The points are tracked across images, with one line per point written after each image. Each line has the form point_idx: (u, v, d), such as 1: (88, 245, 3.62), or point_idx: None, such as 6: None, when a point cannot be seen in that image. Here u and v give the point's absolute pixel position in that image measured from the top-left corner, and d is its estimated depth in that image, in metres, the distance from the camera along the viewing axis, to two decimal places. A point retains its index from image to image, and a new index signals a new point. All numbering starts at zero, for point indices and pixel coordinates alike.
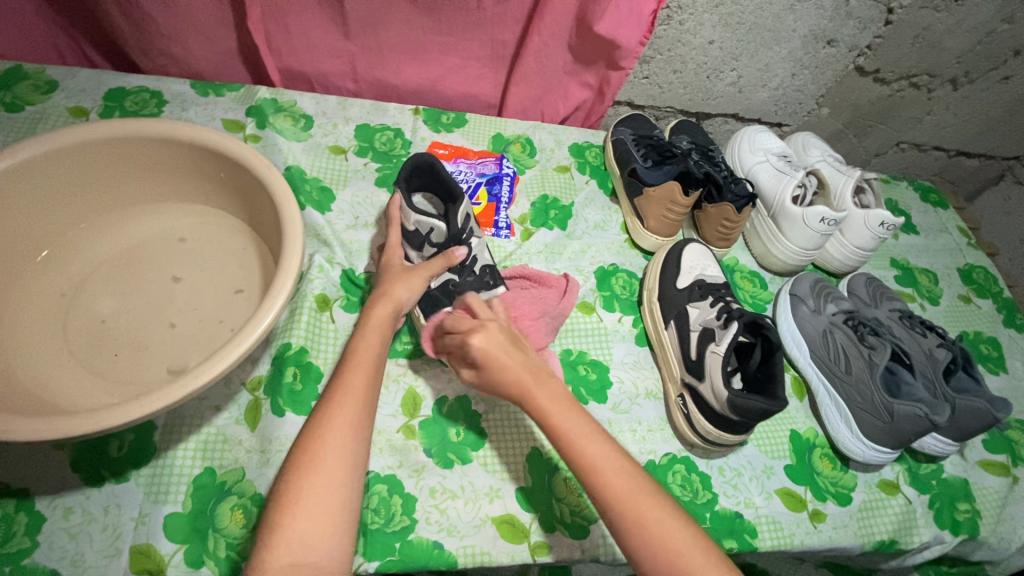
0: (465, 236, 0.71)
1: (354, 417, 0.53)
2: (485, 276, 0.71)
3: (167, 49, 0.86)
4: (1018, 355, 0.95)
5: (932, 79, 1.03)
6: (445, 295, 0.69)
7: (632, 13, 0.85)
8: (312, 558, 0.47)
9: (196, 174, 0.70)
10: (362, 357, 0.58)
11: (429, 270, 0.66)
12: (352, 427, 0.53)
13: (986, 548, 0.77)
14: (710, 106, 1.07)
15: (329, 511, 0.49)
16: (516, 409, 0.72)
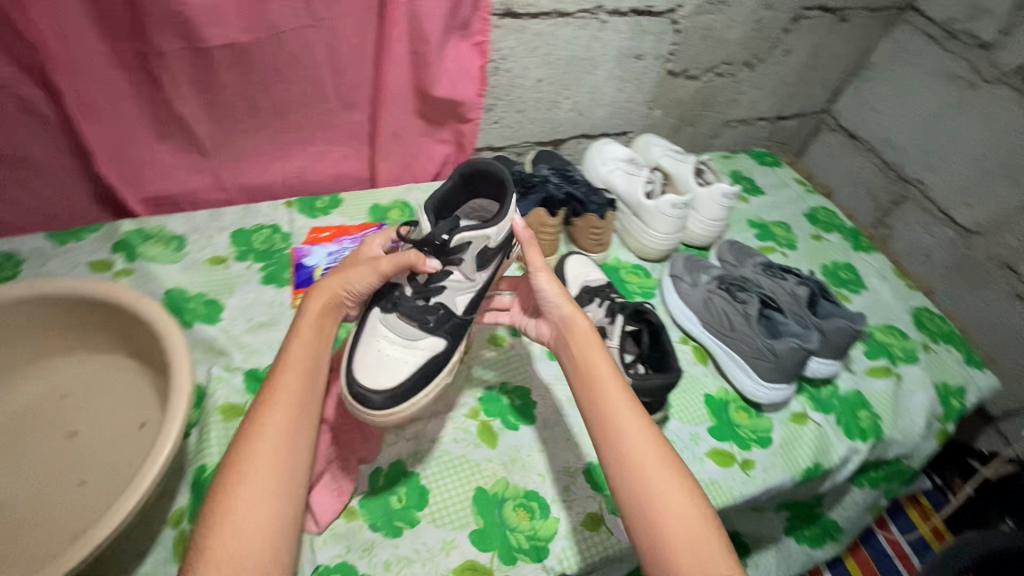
0: (454, 257, 0.65)
1: (291, 418, 0.49)
2: (427, 313, 0.65)
3: (13, 208, 0.84)
4: (871, 271, 1.10)
5: (732, 66, 1.21)
6: (386, 298, 0.66)
7: (464, 71, 0.95)
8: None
9: (68, 325, 0.68)
10: (298, 356, 0.54)
11: (383, 267, 0.62)
12: (289, 425, 0.49)
13: (895, 443, 0.87)
14: (560, 132, 1.19)
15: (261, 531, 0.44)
16: (454, 456, 0.74)
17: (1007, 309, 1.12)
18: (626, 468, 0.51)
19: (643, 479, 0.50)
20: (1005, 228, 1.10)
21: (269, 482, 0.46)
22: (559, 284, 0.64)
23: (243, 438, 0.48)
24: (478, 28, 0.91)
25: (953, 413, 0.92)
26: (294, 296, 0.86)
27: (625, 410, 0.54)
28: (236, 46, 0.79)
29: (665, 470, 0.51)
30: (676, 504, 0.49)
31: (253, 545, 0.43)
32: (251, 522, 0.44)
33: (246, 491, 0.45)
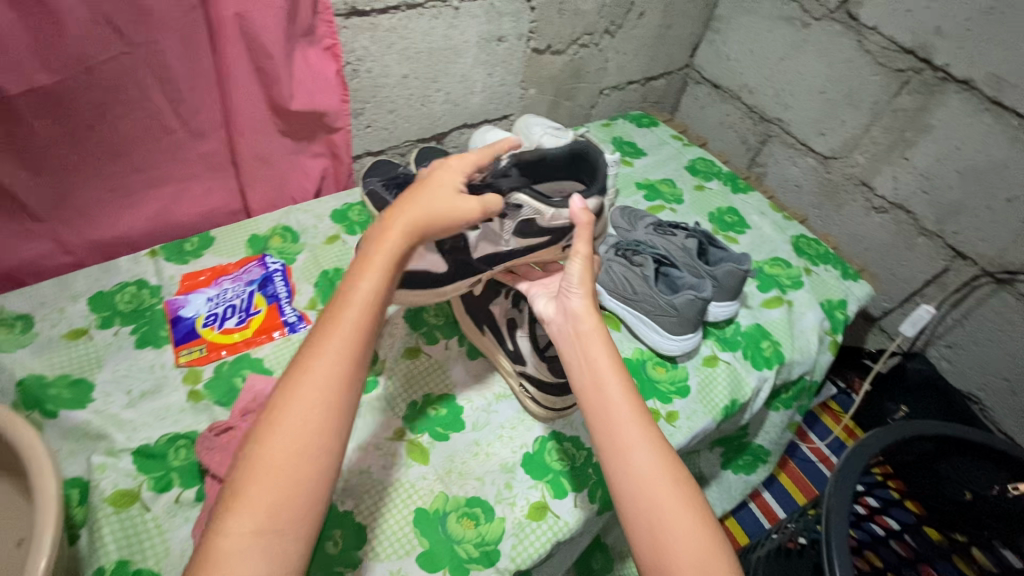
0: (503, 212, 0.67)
1: (346, 350, 0.46)
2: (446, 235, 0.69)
3: None
4: (752, 210, 1.18)
5: (593, 36, 1.23)
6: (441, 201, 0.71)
7: (319, 80, 0.89)
8: (280, 520, 0.40)
9: None
10: (375, 265, 0.50)
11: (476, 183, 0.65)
12: (343, 358, 0.46)
13: (797, 364, 0.95)
14: (440, 126, 1.16)
15: (303, 470, 0.42)
16: (387, 483, 0.70)
17: (869, 222, 1.25)
18: (624, 469, 0.49)
19: (646, 484, 0.48)
20: (854, 150, 1.22)
21: (315, 418, 0.43)
22: (588, 282, 0.59)
23: (301, 359, 0.46)
24: (324, 32, 0.86)
25: (840, 325, 1.02)
26: (176, 355, 0.78)
27: (624, 403, 0.51)
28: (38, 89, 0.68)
29: (666, 481, 0.48)
30: (678, 519, 0.46)
31: (284, 491, 0.41)
32: (290, 463, 0.42)
33: (291, 428, 0.43)
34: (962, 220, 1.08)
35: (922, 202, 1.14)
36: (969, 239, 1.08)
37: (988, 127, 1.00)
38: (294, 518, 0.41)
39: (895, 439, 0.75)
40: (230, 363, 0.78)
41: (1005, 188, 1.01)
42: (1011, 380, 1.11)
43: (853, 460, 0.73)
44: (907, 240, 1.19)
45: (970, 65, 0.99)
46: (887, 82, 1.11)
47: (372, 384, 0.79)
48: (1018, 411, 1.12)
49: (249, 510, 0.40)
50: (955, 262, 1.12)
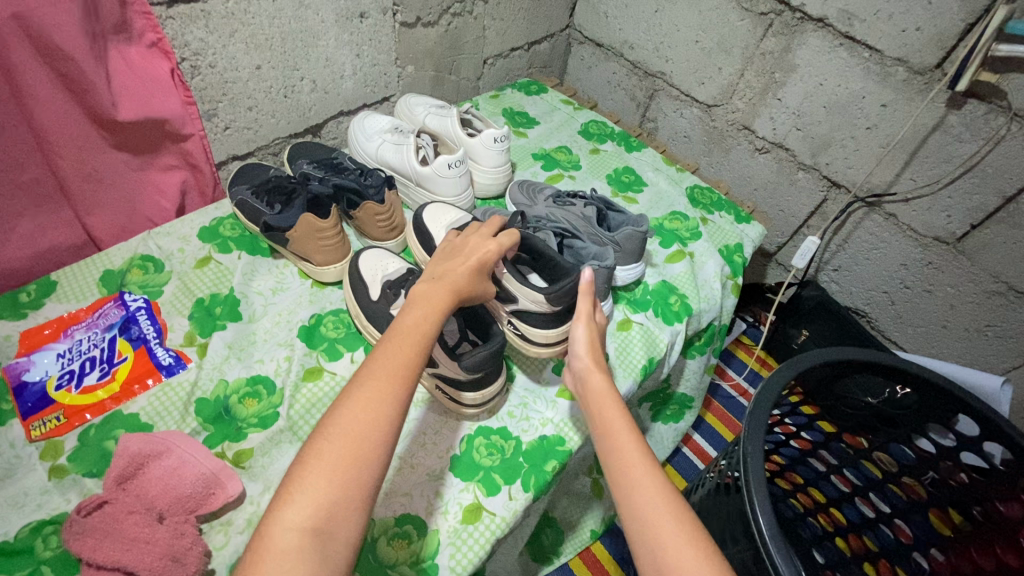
0: None
1: (408, 363, 0.50)
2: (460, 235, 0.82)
3: None
4: (647, 166, 1.19)
5: (465, 3, 1.16)
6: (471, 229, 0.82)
7: (148, 83, 0.77)
8: (335, 510, 0.42)
9: None
10: (434, 300, 0.57)
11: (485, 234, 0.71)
12: (405, 370, 0.49)
13: (704, 312, 0.98)
14: (313, 118, 1.06)
15: (358, 464, 0.44)
16: None
17: (754, 163, 1.31)
18: (625, 489, 0.51)
19: (648, 500, 0.50)
20: (733, 96, 1.25)
21: (377, 420, 0.46)
22: (590, 340, 0.66)
23: (367, 364, 0.50)
24: (143, 27, 0.74)
25: (739, 268, 1.06)
26: (26, 430, 0.65)
27: (628, 442, 0.55)
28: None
29: (663, 502, 0.50)
30: (672, 530, 0.48)
31: (347, 487, 0.43)
32: (350, 461, 0.44)
33: (352, 423, 0.45)
34: (833, 152, 1.15)
35: (798, 139, 1.20)
36: (840, 169, 1.16)
37: (846, 61, 1.05)
38: (347, 514, 0.42)
39: (797, 371, 0.78)
40: (96, 427, 0.67)
41: (864, 118, 1.08)
42: (888, 292, 1.23)
43: (763, 399, 0.75)
44: (789, 176, 1.26)
45: (823, 3, 1.03)
46: (753, 26, 1.14)
47: (272, 418, 0.71)
48: (896, 318, 1.24)
49: (309, 501, 0.42)
50: (832, 192, 1.20)
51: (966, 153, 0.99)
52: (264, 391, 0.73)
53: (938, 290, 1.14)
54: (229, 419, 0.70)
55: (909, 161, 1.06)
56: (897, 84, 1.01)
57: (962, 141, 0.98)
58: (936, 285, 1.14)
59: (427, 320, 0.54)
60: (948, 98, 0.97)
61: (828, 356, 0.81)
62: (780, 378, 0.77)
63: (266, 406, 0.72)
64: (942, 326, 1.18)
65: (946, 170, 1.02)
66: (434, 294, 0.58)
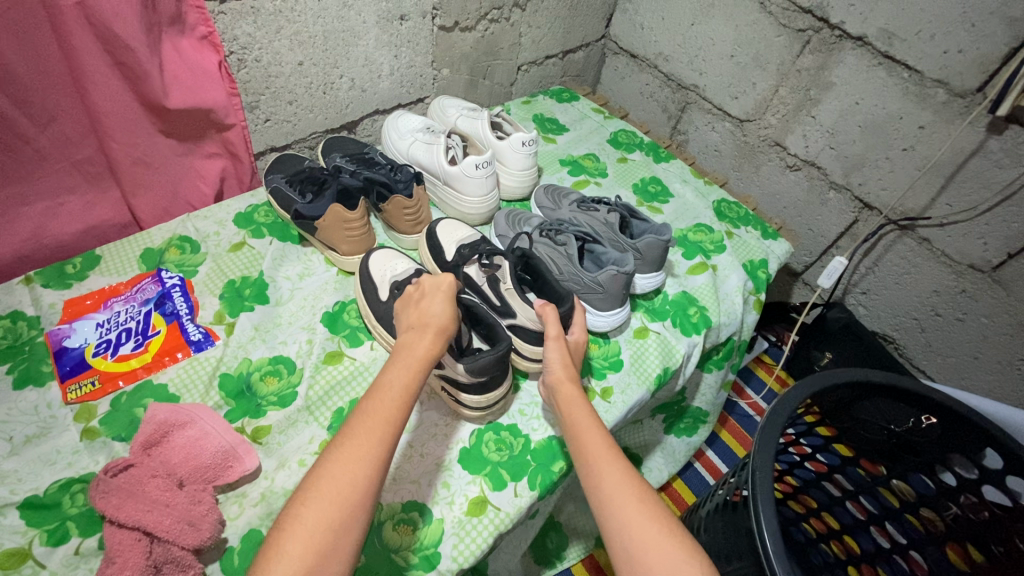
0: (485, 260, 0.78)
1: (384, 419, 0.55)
2: (464, 251, 0.81)
3: None
4: (674, 177, 1.19)
5: (503, 10, 1.18)
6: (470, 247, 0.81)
7: (197, 73, 0.81)
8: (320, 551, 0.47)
9: None
10: (411, 355, 0.61)
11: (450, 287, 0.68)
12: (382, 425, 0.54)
13: (724, 326, 0.97)
14: (349, 114, 1.10)
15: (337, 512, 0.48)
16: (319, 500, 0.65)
17: (785, 180, 1.29)
18: (603, 506, 0.55)
19: (622, 514, 0.53)
20: (766, 111, 1.24)
21: (353, 482, 0.50)
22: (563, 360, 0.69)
23: (348, 427, 0.54)
24: (196, 20, 0.78)
25: (763, 283, 1.05)
26: (63, 392, 0.69)
27: (610, 460, 0.58)
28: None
29: (636, 503, 0.54)
30: (648, 539, 0.51)
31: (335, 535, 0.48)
32: (331, 519, 0.48)
33: (333, 481, 0.50)
34: (866, 172, 1.13)
35: (830, 158, 1.18)
36: (873, 190, 1.14)
37: (883, 81, 1.04)
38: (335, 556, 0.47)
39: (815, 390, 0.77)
40: (128, 394, 0.70)
41: (900, 139, 1.06)
42: (918, 318, 1.19)
43: (775, 415, 0.74)
44: (820, 194, 1.24)
45: (863, 21, 1.02)
46: (790, 42, 1.14)
47: (291, 397, 0.74)
48: (925, 346, 1.21)
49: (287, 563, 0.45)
50: (864, 213, 1.18)
51: (1006, 179, 0.96)
52: (285, 370, 0.76)
53: (971, 320, 1.11)
54: (250, 396, 0.73)
55: (945, 186, 1.04)
56: (937, 106, 0.99)
57: (1003, 167, 0.95)
58: (969, 314, 1.10)
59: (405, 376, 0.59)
60: (989, 122, 0.94)
61: (849, 377, 0.79)
62: (796, 393, 0.76)
63: (286, 385, 0.74)
64: (974, 357, 1.14)
65: (984, 196, 0.99)
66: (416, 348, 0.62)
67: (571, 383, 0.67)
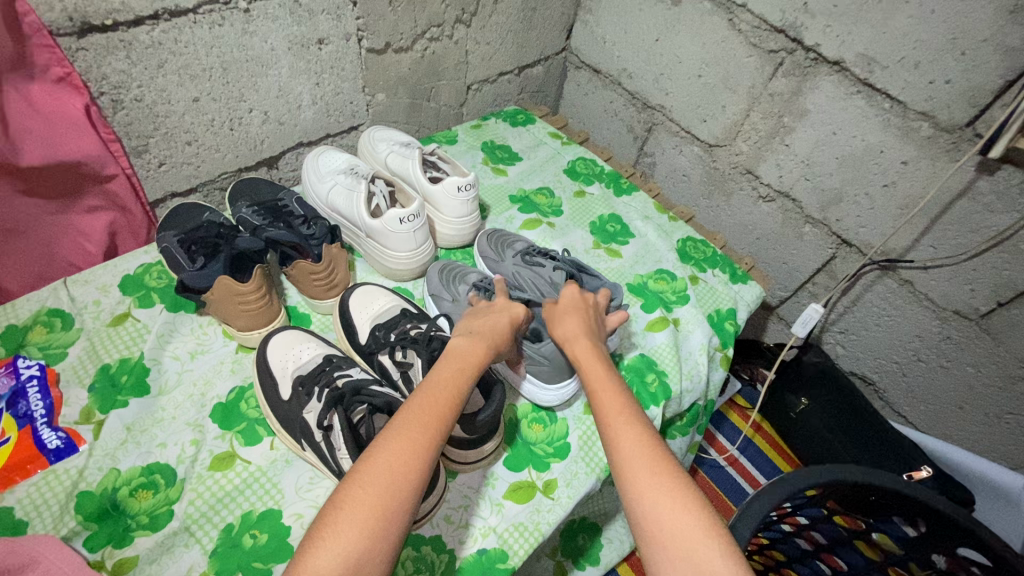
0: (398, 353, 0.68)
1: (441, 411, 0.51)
2: (376, 335, 0.71)
3: None
4: (635, 214, 1.08)
5: (443, 27, 1.05)
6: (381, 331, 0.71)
7: (56, 122, 0.68)
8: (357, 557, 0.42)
9: None
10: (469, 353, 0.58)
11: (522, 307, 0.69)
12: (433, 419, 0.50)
13: (687, 392, 0.87)
14: (266, 150, 0.96)
15: (378, 510, 0.44)
16: None
17: (757, 212, 1.19)
18: (633, 478, 0.50)
19: (654, 494, 0.49)
20: (736, 137, 1.14)
21: (404, 467, 0.47)
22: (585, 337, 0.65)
23: (405, 411, 0.51)
24: (47, 61, 0.64)
25: (730, 337, 0.95)
26: None
27: (640, 434, 0.53)
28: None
29: (669, 486, 0.49)
30: (677, 521, 0.47)
31: (375, 535, 0.43)
32: (384, 503, 0.44)
33: (381, 471, 0.46)
34: (844, 208, 1.04)
35: (806, 190, 1.08)
36: (851, 227, 1.04)
37: (862, 111, 0.93)
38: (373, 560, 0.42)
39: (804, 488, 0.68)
40: None
41: (881, 174, 0.96)
42: (899, 362, 1.11)
43: (747, 515, 0.66)
44: (795, 227, 1.14)
45: (841, 45, 0.91)
46: (761, 64, 1.02)
47: (165, 517, 0.61)
48: (907, 392, 1.12)
49: (333, 547, 0.42)
50: (842, 249, 1.09)
51: (996, 225, 0.87)
52: (162, 482, 0.64)
53: (956, 368, 1.02)
54: (117, 516, 0.61)
55: (929, 227, 0.94)
56: (921, 141, 0.89)
57: (993, 211, 0.86)
58: (953, 362, 1.02)
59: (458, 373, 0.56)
60: (979, 161, 0.85)
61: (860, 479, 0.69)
62: (774, 492, 0.67)
63: (162, 501, 0.62)
64: (958, 407, 1.05)
65: (973, 241, 0.90)
66: (472, 349, 0.59)
67: (587, 347, 0.64)
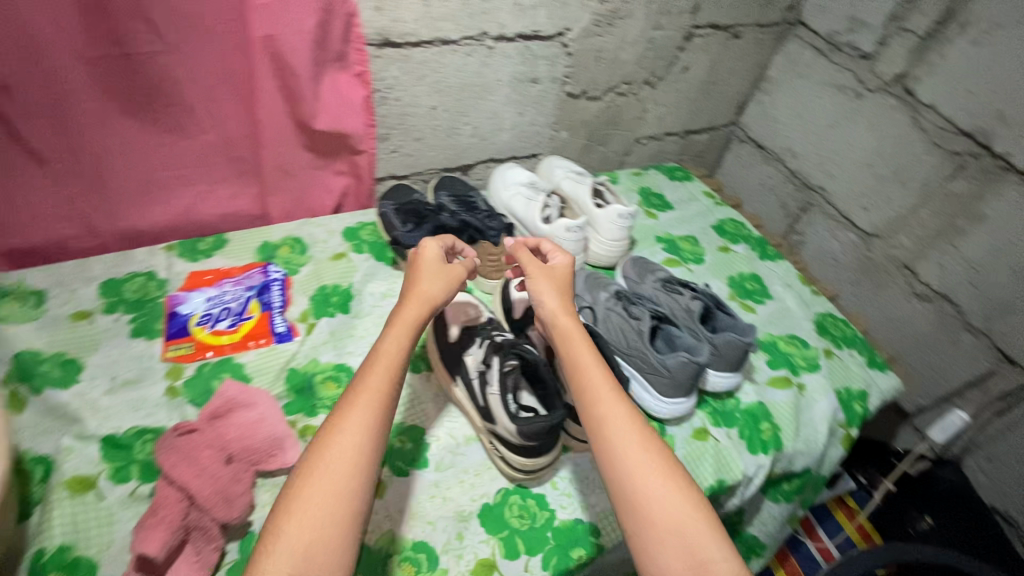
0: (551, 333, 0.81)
1: (371, 415, 0.54)
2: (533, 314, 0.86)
3: None
4: (777, 280, 1.11)
5: (632, 86, 1.22)
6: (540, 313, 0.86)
7: (345, 103, 0.93)
8: (314, 551, 0.46)
9: None
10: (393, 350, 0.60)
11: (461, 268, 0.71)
12: (369, 423, 0.54)
13: (799, 454, 0.88)
14: (466, 158, 1.17)
15: (331, 508, 0.49)
16: (390, 530, 0.68)
17: (908, 309, 1.15)
18: (613, 459, 0.56)
19: (631, 470, 0.55)
20: (898, 231, 1.14)
21: (353, 464, 0.51)
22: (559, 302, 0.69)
23: (336, 416, 0.54)
24: (355, 60, 0.89)
25: (856, 417, 0.94)
26: (165, 348, 0.81)
27: (618, 411, 0.59)
28: (53, 84, 0.72)
29: (643, 454, 0.56)
30: (651, 492, 0.53)
31: (327, 535, 0.47)
32: (333, 501, 0.49)
33: (329, 473, 0.50)
34: (1012, 323, 0.98)
35: (969, 297, 1.04)
36: (1019, 344, 0.98)
37: None
38: (329, 559, 0.47)
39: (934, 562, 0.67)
40: (211, 365, 0.80)
41: None
42: None
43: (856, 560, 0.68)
44: (949, 333, 1.09)
45: None
46: (941, 163, 1.04)
47: None
48: None
49: (289, 547, 0.46)
50: (1002, 367, 1.02)
51: None
52: (345, 379, 0.80)
53: None
54: (309, 394, 0.78)
55: None
56: None
57: None
58: None
59: (395, 364, 0.59)
60: None
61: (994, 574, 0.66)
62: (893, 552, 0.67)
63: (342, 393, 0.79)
64: None
65: None
66: (404, 336, 0.61)
67: (568, 317, 0.67)
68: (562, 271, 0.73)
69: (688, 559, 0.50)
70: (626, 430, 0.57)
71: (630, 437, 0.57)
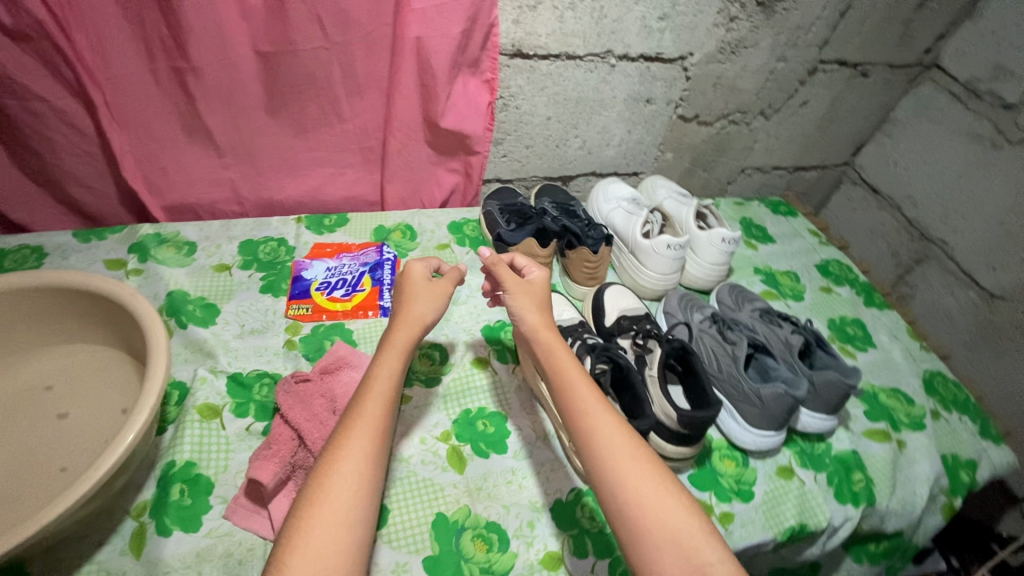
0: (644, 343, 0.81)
1: (368, 442, 0.54)
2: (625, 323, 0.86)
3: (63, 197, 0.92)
4: (882, 330, 1.05)
5: (746, 115, 1.21)
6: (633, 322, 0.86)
7: (471, 106, 0.99)
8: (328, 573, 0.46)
9: (84, 315, 0.72)
10: (384, 373, 0.60)
11: (450, 280, 0.70)
12: (369, 448, 0.54)
13: (894, 515, 0.82)
14: (570, 169, 1.21)
15: (340, 529, 0.48)
16: (468, 505, 0.71)
17: None
18: (604, 472, 0.55)
19: (621, 482, 0.53)
20: None
21: (358, 484, 0.52)
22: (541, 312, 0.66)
23: (335, 438, 0.54)
24: (487, 67, 0.95)
25: (962, 487, 0.87)
26: (288, 306, 0.89)
27: (606, 421, 0.57)
28: (236, 69, 0.84)
29: (631, 457, 0.55)
30: (642, 496, 0.52)
31: (339, 558, 0.47)
32: (342, 523, 0.49)
33: (337, 496, 0.50)
34: None
35: None
36: None
37: None
38: None
39: None
40: (326, 327, 0.88)
41: None
42: None
43: None
44: None
45: None
46: None
47: (435, 381, 0.83)
48: None
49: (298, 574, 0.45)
50: None
51: None
52: (437, 356, 0.87)
53: None
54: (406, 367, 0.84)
55: None
56: None
57: None
58: None
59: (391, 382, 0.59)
60: None
61: None
62: None
63: (435, 369, 0.85)
64: None
65: None
66: (395, 356, 0.62)
67: (549, 330, 0.65)
68: (541, 285, 0.70)
69: (681, 559, 0.49)
70: (616, 441, 0.56)
71: (622, 447, 0.56)
